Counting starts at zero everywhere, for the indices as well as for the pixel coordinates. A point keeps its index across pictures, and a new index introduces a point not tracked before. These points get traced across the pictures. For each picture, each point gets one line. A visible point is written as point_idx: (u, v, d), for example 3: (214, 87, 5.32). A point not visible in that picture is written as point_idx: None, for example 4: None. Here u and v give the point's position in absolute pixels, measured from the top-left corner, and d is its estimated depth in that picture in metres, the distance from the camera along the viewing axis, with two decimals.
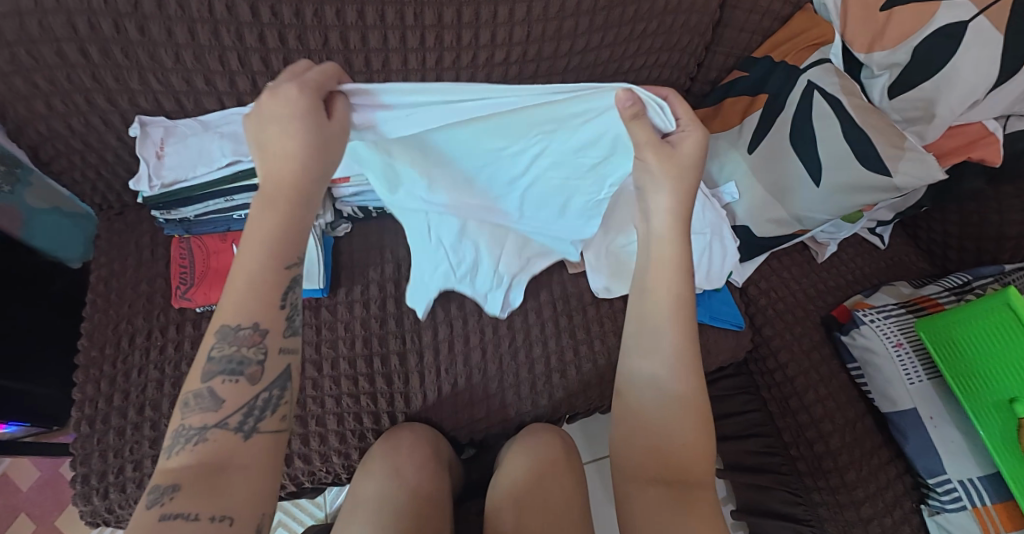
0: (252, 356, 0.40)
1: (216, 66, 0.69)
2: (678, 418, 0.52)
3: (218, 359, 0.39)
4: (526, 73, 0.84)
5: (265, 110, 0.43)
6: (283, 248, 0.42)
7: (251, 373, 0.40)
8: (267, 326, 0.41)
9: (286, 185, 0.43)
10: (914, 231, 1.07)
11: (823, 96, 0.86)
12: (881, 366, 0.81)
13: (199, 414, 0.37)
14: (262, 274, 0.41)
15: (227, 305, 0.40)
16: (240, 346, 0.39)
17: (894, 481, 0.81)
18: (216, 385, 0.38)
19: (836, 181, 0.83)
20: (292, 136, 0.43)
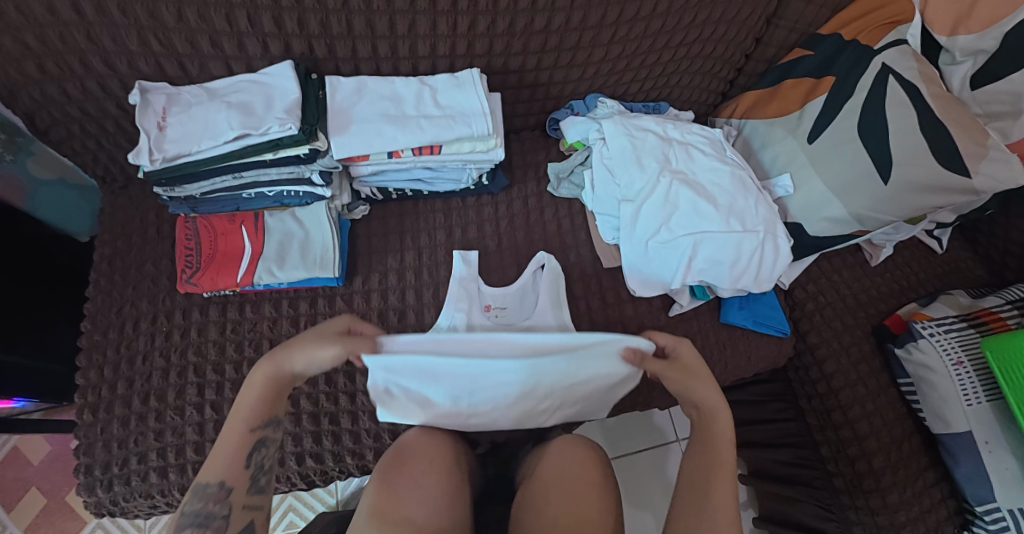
0: (219, 511, 0.45)
1: (223, 27, 0.62)
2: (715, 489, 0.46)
3: (188, 514, 0.44)
4: (568, 43, 0.75)
5: (295, 342, 0.53)
6: (265, 408, 0.50)
7: (217, 525, 0.44)
8: (233, 483, 0.47)
9: (282, 379, 0.51)
10: (974, 235, 0.95)
11: (899, 82, 0.76)
12: (937, 385, 0.74)
13: (197, 504, 0.44)
14: (237, 421, 0.48)
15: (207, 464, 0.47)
16: (207, 502, 0.45)
17: (940, 505, 0.76)
18: (201, 509, 0.44)
19: (906, 177, 0.73)
20: (300, 343, 0.52)
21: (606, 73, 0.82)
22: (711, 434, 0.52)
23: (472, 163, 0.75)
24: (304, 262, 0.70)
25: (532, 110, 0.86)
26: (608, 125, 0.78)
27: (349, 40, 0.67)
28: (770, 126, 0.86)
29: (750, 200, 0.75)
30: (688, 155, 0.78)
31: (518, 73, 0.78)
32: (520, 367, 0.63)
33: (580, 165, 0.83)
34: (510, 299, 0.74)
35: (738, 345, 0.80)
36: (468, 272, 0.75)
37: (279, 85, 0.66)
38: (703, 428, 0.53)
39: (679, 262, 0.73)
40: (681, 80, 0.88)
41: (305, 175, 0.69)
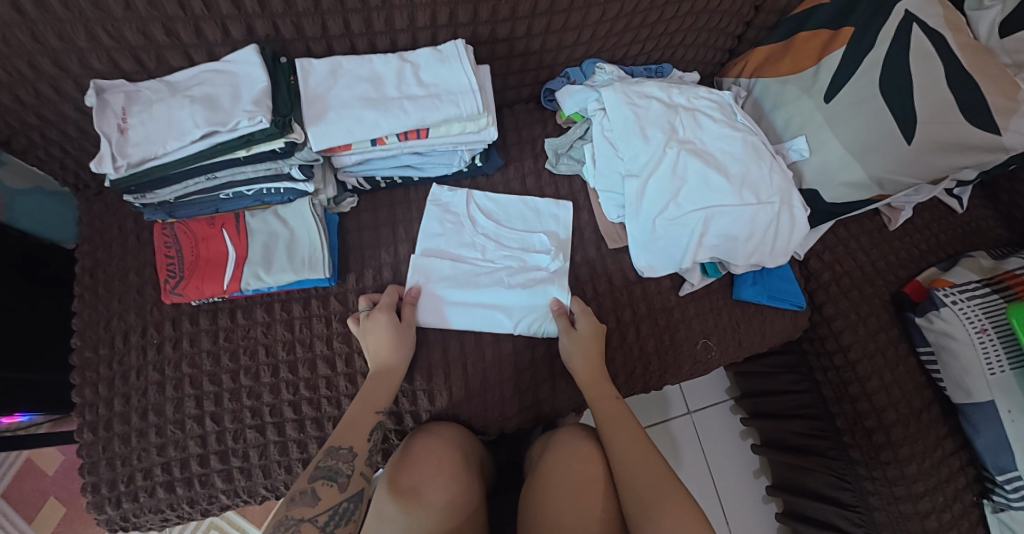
0: (343, 469, 0.52)
1: (176, 12, 0.56)
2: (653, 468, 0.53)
3: (322, 468, 0.50)
4: (560, 6, 0.68)
5: (369, 336, 0.63)
6: (376, 401, 0.58)
7: (342, 481, 0.51)
8: (357, 448, 0.54)
9: (384, 372, 0.61)
10: (995, 191, 0.91)
11: (924, 31, 0.70)
12: (960, 354, 0.72)
13: (300, 508, 0.47)
14: (365, 407, 0.57)
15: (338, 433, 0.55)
16: (338, 461, 0.52)
17: (957, 474, 0.75)
18: (318, 486, 0.49)
19: (931, 136, 0.69)
20: (383, 335, 0.62)
21: (603, 35, 0.75)
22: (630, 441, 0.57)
23: (464, 145, 0.69)
24: (291, 265, 0.66)
25: (524, 81, 0.80)
26: (607, 93, 0.72)
27: (317, 16, 0.60)
28: (782, 86, 0.80)
29: (764, 169, 0.70)
30: (696, 122, 0.72)
31: (507, 41, 0.71)
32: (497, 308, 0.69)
33: (579, 139, 0.77)
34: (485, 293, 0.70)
35: (752, 321, 0.77)
36: (439, 230, 0.73)
37: (245, 72, 0.60)
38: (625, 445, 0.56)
39: (687, 239, 0.68)
40: (684, 38, 0.81)
41: (283, 170, 0.64)
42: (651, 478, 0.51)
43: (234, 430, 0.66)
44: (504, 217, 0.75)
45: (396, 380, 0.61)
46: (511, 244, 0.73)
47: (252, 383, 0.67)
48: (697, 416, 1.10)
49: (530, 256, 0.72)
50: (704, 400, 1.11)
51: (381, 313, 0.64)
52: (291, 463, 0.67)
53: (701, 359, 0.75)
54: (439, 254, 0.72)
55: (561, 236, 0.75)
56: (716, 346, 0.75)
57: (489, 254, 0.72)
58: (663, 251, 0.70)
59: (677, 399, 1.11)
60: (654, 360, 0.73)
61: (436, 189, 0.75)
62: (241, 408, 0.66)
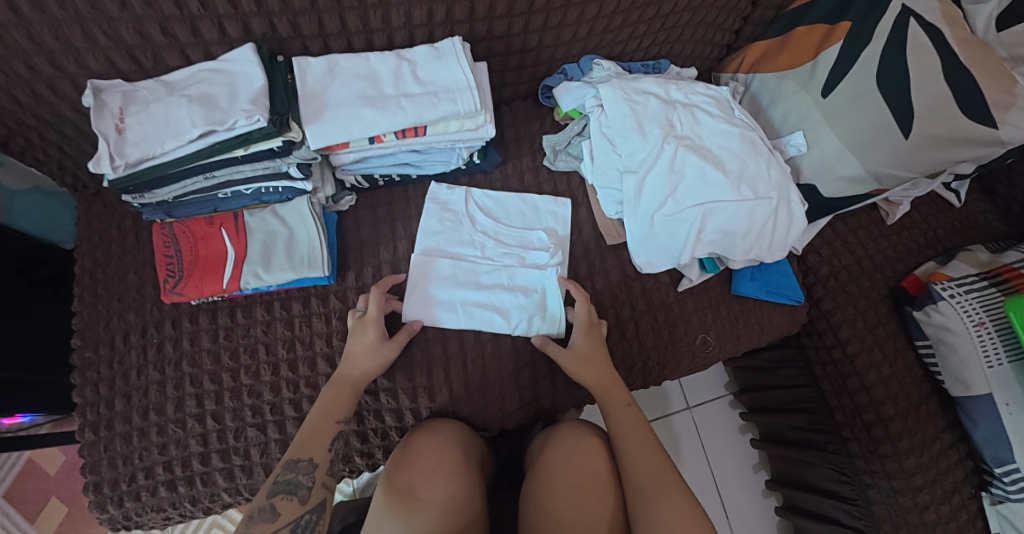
0: (304, 482, 0.51)
1: (173, 12, 0.56)
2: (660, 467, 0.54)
3: (281, 483, 0.50)
4: (557, 2, 0.68)
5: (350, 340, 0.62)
6: (338, 411, 0.58)
7: (302, 494, 0.51)
8: (318, 459, 0.54)
9: (349, 380, 0.60)
10: (992, 185, 0.91)
11: (920, 25, 0.70)
12: (958, 348, 0.72)
13: (260, 525, 0.47)
14: (325, 417, 0.57)
15: (297, 445, 0.54)
16: (297, 474, 0.51)
17: (955, 467, 0.76)
18: (276, 502, 0.49)
19: (928, 130, 0.69)
20: (361, 349, 0.61)
21: (600, 32, 0.75)
22: (639, 435, 0.57)
23: (461, 143, 0.69)
24: (290, 263, 0.66)
25: (521, 78, 0.80)
26: (604, 89, 0.72)
27: (314, 14, 0.60)
28: (780, 81, 0.80)
29: (762, 164, 0.70)
30: (693, 117, 0.72)
31: (503, 38, 0.71)
32: (497, 305, 0.70)
33: (577, 136, 0.77)
34: (485, 291, 0.70)
35: (751, 316, 0.77)
36: (439, 228, 0.73)
37: (242, 71, 0.60)
38: (635, 440, 0.57)
39: (686, 235, 0.68)
40: (681, 34, 0.81)
41: (282, 168, 0.64)
42: (659, 487, 0.52)
43: (235, 428, 0.66)
44: (502, 214, 0.75)
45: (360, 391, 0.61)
46: (510, 241, 0.73)
47: (253, 382, 0.67)
48: (697, 411, 1.10)
49: (529, 254, 0.73)
50: (703, 396, 1.12)
51: (370, 328, 0.62)
52: None
53: (701, 355, 0.76)
54: (439, 253, 0.72)
55: (560, 234, 0.75)
56: (716, 341, 0.75)
57: (488, 252, 0.72)
58: (663, 247, 0.70)
59: (676, 394, 1.11)
60: (653, 355, 0.73)
61: (435, 186, 0.75)
62: (242, 407, 0.66)
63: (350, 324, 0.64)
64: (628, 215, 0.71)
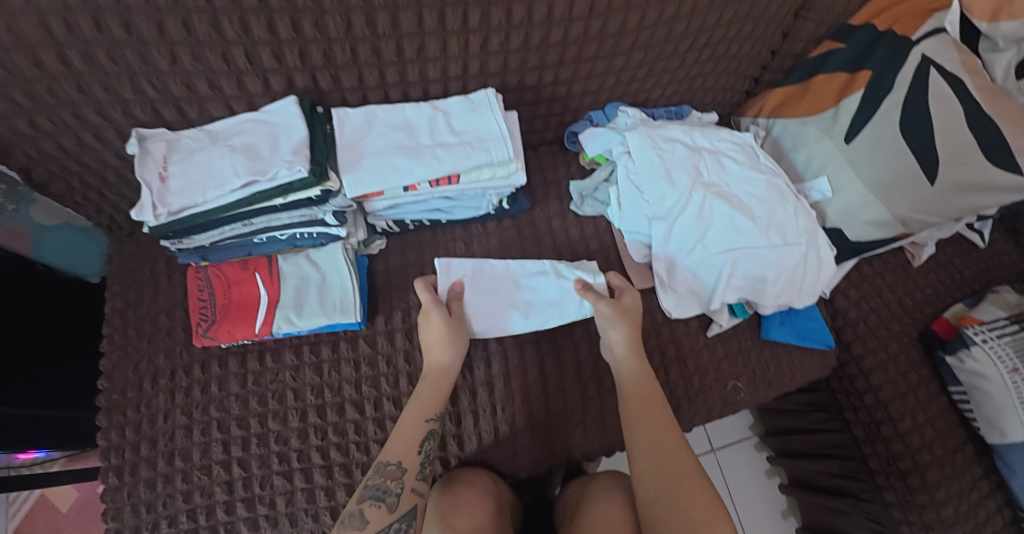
0: (393, 488, 0.53)
1: (220, 66, 0.58)
2: (687, 467, 0.51)
3: (370, 487, 0.52)
4: (586, 54, 0.70)
5: (426, 327, 0.63)
6: (427, 405, 0.59)
7: (390, 500, 0.52)
8: (406, 463, 0.55)
9: (432, 387, 0.61)
10: (1014, 226, 0.91)
11: (941, 74, 0.72)
12: (994, 395, 0.71)
13: (350, 531, 0.49)
14: (414, 417, 0.58)
15: (393, 444, 0.56)
16: (387, 478, 0.53)
17: (993, 515, 0.74)
18: (365, 508, 0.50)
19: (952, 177, 0.70)
20: (438, 338, 0.62)
21: (626, 81, 0.77)
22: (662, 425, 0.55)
23: (492, 190, 0.70)
24: (323, 309, 0.65)
25: (549, 125, 0.81)
26: (632, 136, 0.73)
27: (354, 69, 0.63)
28: (801, 126, 0.81)
29: (790, 211, 0.70)
30: (720, 164, 0.73)
31: (533, 88, 0.73)
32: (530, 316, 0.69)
33: (604, 181, 0.77)
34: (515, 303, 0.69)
35: (782, 362, 0.76)
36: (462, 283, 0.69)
37: (284, 123, 0.61)
38: (659, 429, 0.54)
39: (715, 281, 0.70)
40: (704, 82, 0.83)
41: (318, 216, 0.64)
42: (676, 476, 0.50)
43: (261, 476, 0.65)
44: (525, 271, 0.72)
45: (450, 382, 0.62)
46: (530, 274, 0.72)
47: (280, 428, 0.66)
48: (721, 453, 1.08)
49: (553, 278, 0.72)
50: (727, 437, 1.09)
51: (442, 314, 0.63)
52: (318, 511, 0.65)
53: (732, 402, 0.75)
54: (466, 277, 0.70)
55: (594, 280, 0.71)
56: (747, 387, 0.74)
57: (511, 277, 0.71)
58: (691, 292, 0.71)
59: (701, 437, 1.09)
60: (684, 401, 0.72)
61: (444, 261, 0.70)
62: (268, 454, 0.65)
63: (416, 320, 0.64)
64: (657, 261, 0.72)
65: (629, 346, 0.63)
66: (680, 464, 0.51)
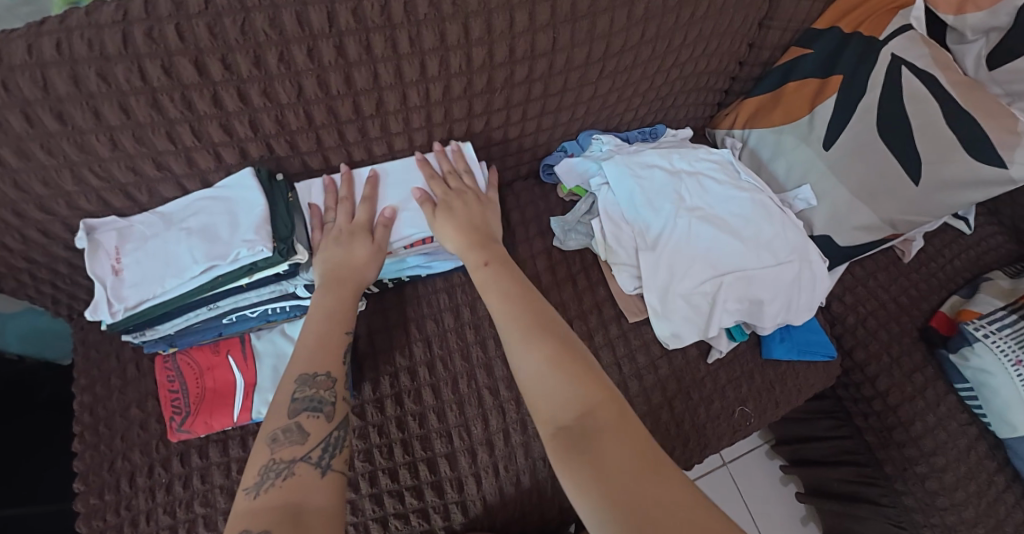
0: (328, 397, 0.47)
1: (167, 146, 0.54)
2: (565, 373, 0.45)
3: (302, 399, 0.46)
4: (554, 88, 0.68)
5: (335, 244, 0.58)
6: (344, 320, 0.54)
7: (329, 410, 0.46)
8: (335, 374, 0.50)
9: (345, 280, 0.56)
10: (996, 208, 0.91)
11: (913, 73, 0.71)
12: (1000, 390, 0.69)
13: (288, 447, 0.42)
14: (334, 328, 0.53)
15: (299, 360, 0.49)
16: (319, 388, 0.47)
17: (1013, 509, 0.73)
18: (302, 420, 0.45)
19: (935, 175, 0.69)
20: (363, 253, 0.58)
21: (597, 109, 0.75)
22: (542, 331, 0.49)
23: None
24: None
25: (522, 161, 0.79)
26: (609, 167, 0.71)
27: (311, 132, 0.59)
28: (779, 136, 0.80)
29: (777, 227, 0.69)
30: (701, 186, 0.71)
31: (502, 127, 0.71)
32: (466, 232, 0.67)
33: (587, 214, 0.73)
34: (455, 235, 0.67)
35: (786, 379, 0.74)
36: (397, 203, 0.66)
37: (242, 198, 0.58)
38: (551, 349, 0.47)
39: (710, 306, 0.67)
40: (675, 100, 0.82)
41: (290, 289, 0.60)
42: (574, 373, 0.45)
43: None
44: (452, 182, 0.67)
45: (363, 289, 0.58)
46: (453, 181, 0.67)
47: None
48: (734, 466, 1.05)
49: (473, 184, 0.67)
50: (738, 449, 1.07)
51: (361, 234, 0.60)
52: None
53: (740, 428, 0.72)
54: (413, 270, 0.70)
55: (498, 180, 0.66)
56: (755, 410, 0.72)
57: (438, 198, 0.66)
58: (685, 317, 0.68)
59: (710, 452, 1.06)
60: (691, 434, 0.70)
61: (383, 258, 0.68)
62: None
63: (327, 234, 0.59)
64: (651, 293, 0.68)
65: (463, 246, 0.61)
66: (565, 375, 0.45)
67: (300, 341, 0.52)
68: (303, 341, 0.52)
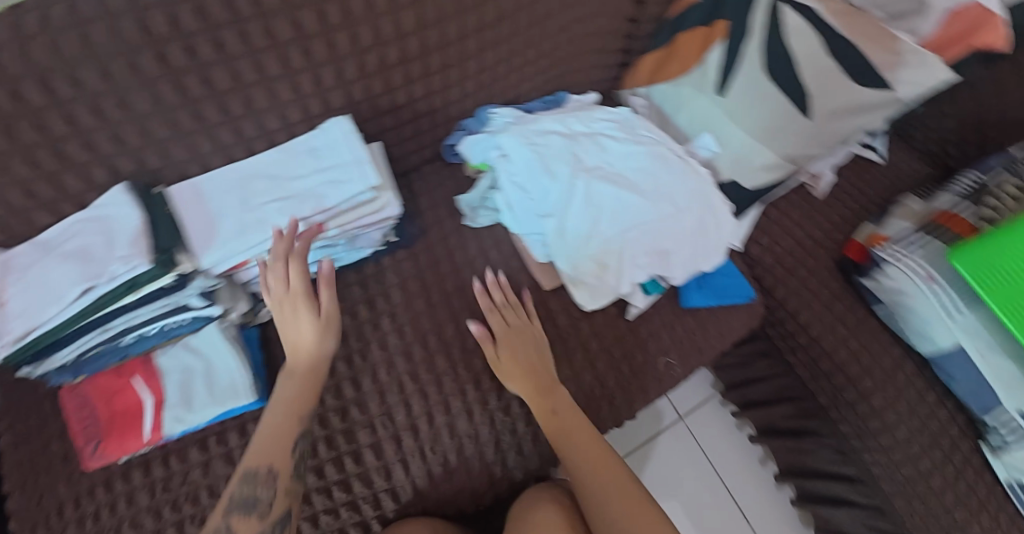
0: (263, 496, 0.45)
1: (24, 171, 0.51)
2: (604, 482, 0.56)
3: (238, 497, 0.44)
4: (434, 66, 0.66)
5: (281, 314, 0.55)
6: (297, 407, 0.52)
7: (262, 509, 0.45)
8: (279, 466, 0.48)
9: (310, 372, 0.54)
10: (907, 133, 0.92)
11: (793, 8, 0.70)
12: (915, 308, 0.71)
13: None
14: (286, 419, 0.51)
15: (252, 455, 0.48)
16: (256, 487, 0.45)
17: (943, 422, 0.75)
18: (232, 522, 0.43)
19: (825, 107, 0.70)
20: (306, 339, 0.54)
21: (487, 82, 0.74)
22: (596, 466, 0.58)
23: (369, 227, 0.65)
24: (213, 397, 0.61)
25: (422, 144, 0.78)
26: (505, 139, 0.70)
27: (184, 139, 0.58)
28: (676, 88, 0.80)
29: (676, 177, 0.69)
30: (599, 145, 0.70)
31: (392, 111, 0.70)
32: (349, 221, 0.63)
33: (491, 188, 0.74)
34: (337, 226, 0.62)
35: (707, 325, 0.75)
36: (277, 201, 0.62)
37: (119, 216, 0.56)
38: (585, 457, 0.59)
39: (620, 263, 0.68)
40: (573, 64, 0.81)
41: (180, 302, 0.59)
42: (597, 462, 0.58)
43: None
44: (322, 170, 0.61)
45: (321, 375, 0.55)
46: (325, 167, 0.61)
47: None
48: (691, 420, 1.07)
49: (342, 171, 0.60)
50: (693, 403, 1.09)
51: (307, 297, 0.55)
52: None
53: (667, 379, 0.73)
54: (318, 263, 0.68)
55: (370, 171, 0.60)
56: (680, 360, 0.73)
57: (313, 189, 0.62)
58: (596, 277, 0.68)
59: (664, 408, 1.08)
60: (618, 391, 0.70)
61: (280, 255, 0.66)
62: None
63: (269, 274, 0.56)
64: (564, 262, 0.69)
65: (523, 379, 0.63)
66: (599, 481, 0.57)
67: (261, 431, 0.51)
68: (256, 442, 0.50)
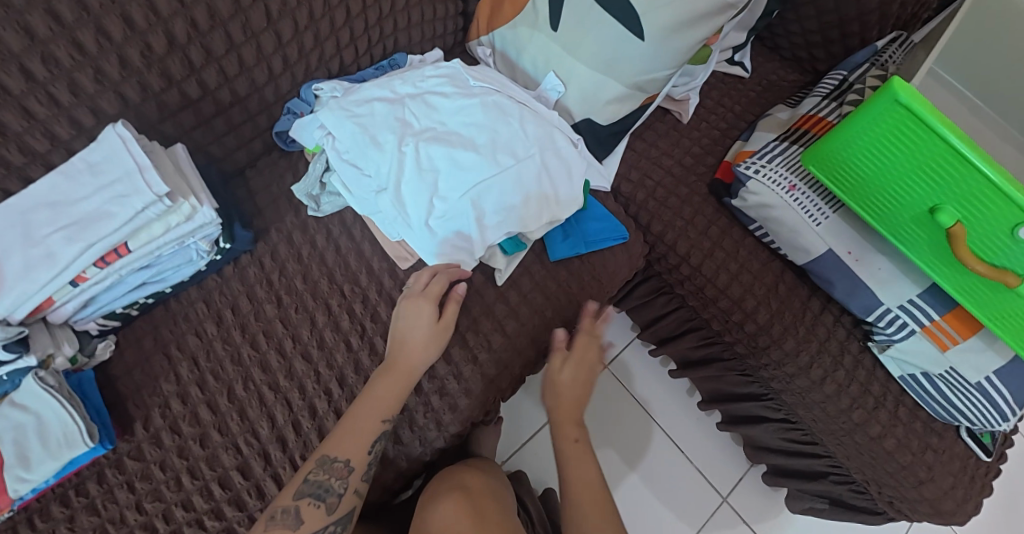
0: (336, 486, 0.52)
1: None
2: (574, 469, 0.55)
3: (312, 484, 0.51)
4: (218, 49, 0.59)
5: (402, 320, 0.59)
6: (386, 408, 0.56)
7: (330, 502, 0.51)
8: (355, 462, 0.53)
9: (403, 371, 0.57)
10: (774, 43, 0.89)
11: None
12: (783, 219, 0.69)
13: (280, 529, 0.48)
14: (371, 415, 0.55)
15: (334, 441, 0.54)
16: (331, 475, 0.52)
17: (834, 328, 0.74)
18: (303, 505, 0.50)
19: (657, 24, 0.64)
20: (415, 338, 0.58)
21: (298, 57, 0.67)
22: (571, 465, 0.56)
23: (189, 238, 0.60)
24: (51, 450, 0.53)
25: (245, 138, 0.71)
26: (324, 115, 0.65)
27: None
28: (515, 30, 0.74)
29: (513, 125, 0.65)
30: (427, 105, 0.66)
31: (191, 106, 0.62)
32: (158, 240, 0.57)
33: (325, 172, 0.69)
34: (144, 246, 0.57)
35: (582, 275, 0.73)
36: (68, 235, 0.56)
37: None
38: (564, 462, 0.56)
39: (468, 229, 0.63)
40: (402, 23, 0.74)
41: None
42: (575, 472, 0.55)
43: None
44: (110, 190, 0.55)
45: (413, 381, 0.58)
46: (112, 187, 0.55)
47: None
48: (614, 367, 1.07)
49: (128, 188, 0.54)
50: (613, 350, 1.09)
51: (422, 308, 0.59)
52: None
53: (546, 338, 0.71)
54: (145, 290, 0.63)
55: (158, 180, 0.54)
56: (556, 317, 0.71)
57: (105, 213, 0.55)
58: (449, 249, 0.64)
59: None
60: (499, 362, 0.67)
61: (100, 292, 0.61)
62: None
63: (411, 295, 0.61)
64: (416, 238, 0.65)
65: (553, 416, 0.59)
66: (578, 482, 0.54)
67: (354, 409, 0.56)
68: (347, 425, 0.55)
